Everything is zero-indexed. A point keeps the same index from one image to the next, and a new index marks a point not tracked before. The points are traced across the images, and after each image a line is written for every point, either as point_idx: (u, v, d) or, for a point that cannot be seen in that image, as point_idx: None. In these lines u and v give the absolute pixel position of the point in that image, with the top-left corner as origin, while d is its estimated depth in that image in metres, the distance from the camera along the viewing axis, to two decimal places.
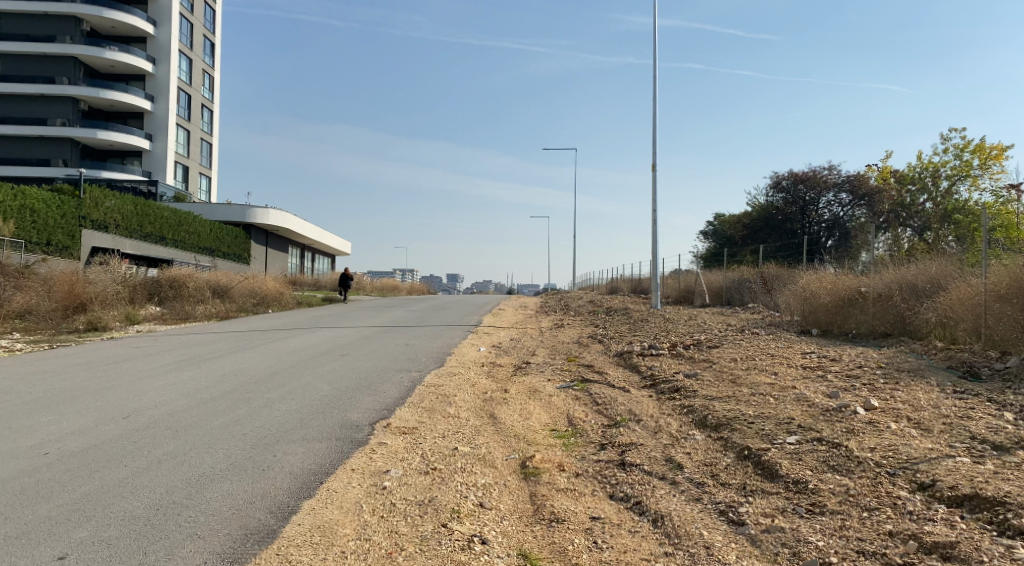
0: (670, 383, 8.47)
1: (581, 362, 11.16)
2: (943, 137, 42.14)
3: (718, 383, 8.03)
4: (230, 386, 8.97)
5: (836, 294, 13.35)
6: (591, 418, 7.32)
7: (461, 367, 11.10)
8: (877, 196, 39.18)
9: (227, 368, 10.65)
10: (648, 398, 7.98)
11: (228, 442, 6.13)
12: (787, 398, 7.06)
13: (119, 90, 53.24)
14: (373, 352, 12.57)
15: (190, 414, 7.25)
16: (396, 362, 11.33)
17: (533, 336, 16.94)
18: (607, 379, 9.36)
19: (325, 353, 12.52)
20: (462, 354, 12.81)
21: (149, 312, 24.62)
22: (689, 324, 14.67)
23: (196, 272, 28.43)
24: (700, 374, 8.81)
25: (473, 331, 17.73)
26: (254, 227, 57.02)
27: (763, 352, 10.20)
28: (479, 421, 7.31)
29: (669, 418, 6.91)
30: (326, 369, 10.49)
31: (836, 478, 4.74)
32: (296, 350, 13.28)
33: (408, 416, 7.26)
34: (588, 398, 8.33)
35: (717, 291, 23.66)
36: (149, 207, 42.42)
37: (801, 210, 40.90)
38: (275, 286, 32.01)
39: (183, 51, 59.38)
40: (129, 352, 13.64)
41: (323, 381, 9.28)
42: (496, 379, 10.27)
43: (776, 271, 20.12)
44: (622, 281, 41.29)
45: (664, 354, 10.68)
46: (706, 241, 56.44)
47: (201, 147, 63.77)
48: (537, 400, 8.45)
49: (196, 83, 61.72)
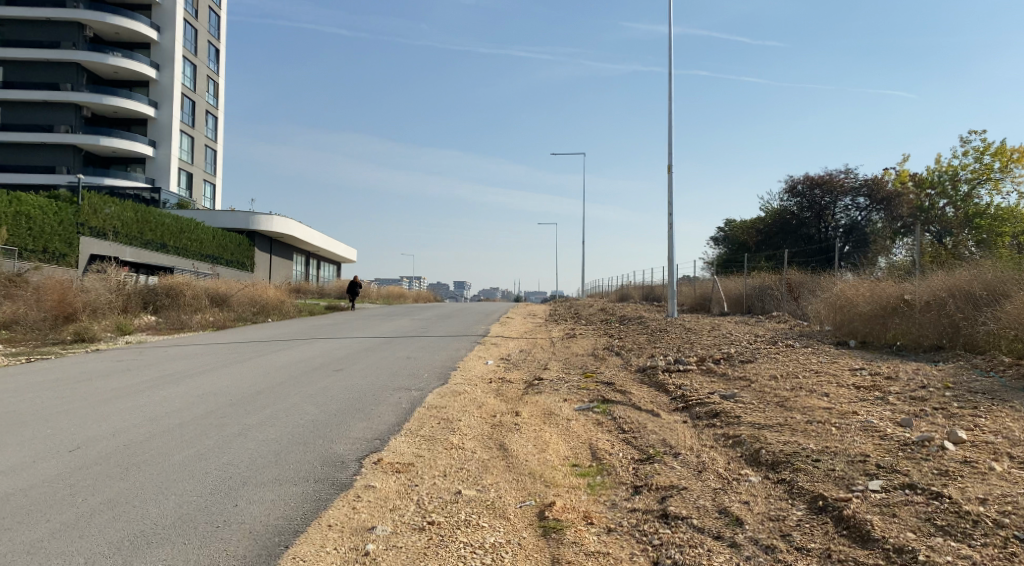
0: (706, 407, 7.37)
1: (599, 380, 10.06)
2: (962, 139, 40.88)
3: (763, 408, 6.94)
4: (205, 409, 7.95)
5: (875, 302, 12.23)
6: (618, 450, 6.24)
7: (467, 385, 10.03)
8: (895, 201, 38.08)
9: (207, 386, 9.63)
10: (682, 425, 6.89)
11: (183, 485, 5.08)
12: (851, 427, 5.96)
13: (122, 96, 52.57)
14: (371, 368, 11.52)
15: (150, 446, 6.24)
16: (395, 379, 10.29)
17: (545, 348, 15.84)
18: (631, 400, 8.26)
19: (321, 368, 11.50)
20: (467, 369, 11.73)
21: (143, 321, 23.68)
22: (714, 335, 13.56)
23: (193, 280, 27.50)
24: (739, 396, 7.70)
25: (480, 342, 16.65)
26: (258, 234, 56.20)
27: (805, 367, 9.08)
28: (486, 453, 6.24)
29: (712, 452, 5.82)
30: (317, 388, 9.45)
31: (951, 546, 3.65)
32: (289, 364, 12.27)
33: (404, 449, 6.21)
34: (612, 424, 7.24)
35: (736, 299, 22.52)
36: (151, 214, 41.60)
37: (816, 215, 39.84)
38: (275, 294, 31.04)
39: (187, 57, 58.67)
40: (110, 366, 12.65)
41: (311, 403, 8.22)
42: (506, 398, 9.20)
43: (802, 277, 19.00)
44: (633, 288, 40.16)
45: (692, 370, 9.61)
46: (717, 247, 55.26)
47: (205, 153, 63.09)
48: (553, 425, 7.37)
49: (200, 89, 61.08)
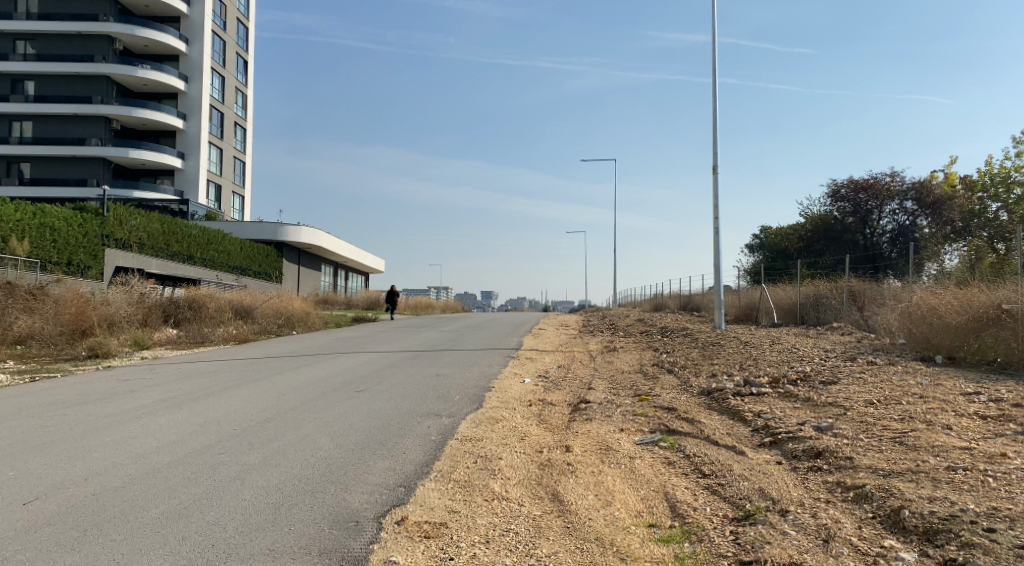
0: (802, 444, 6.03)
1: (657, 404, 8.75)
2: (1015, 140, 38.65)
3: (879, 446, 5.58)
4: (202, 444, 6.81)
5: (966, 313, 10.77)
6: (705, 505, 4.94)
7: (505, 410, 8.78)
8: (946, 203, 35.77)
9: (211, 413, 8.51)
10: (779, 469, 5.56)
11: (151, 558, 3.92)
12: (1014, 477, 4.55)
13: (151, 109, 52.56)
14: (397, 388, 10.30)
15: (124, 497, 5.09)
16: (422, 402, 9.10)
17: (586, 364, 14.51)
18: (703, 433, 6.93)
19: (340, 389, 10.31)
20: (504, 390, 10.46)
21: (163, 335, 22.79)
22: (777, 350, 12.17)
23: (216, 292, 26.69)
24: (839, 429, 6.35)
25: (515, 357, 15.42)
26: (286, 245, 55.70)
27: (904, 390, 7.67)
28: (537, 506, 4.98)
29: (833, 510, 4.49)
30: (335, 414, 8.29)
31: None
32: (306, 382, 11.15)
33: (435, 501, 4.96)
34: (687, 466, 5.93)
35: (788, 309, 20.98)
36: (178, 224, 41.16)
37: (862, 220, 37.95)
38: (301, 306, 30.15)
39: (215, 69, 58.59)
40: (113, 386, 11.58)
41: (325, 436, 7.04)
42: (551, 427, 7.91)
43: (865, 285, 17.44)
44: (668, 298, 38.61)
45: (767, 396, 8.23)
46: (753, 255, 53.51)
47: (233, 165, 62.94)
48: (613, 465, 6.09)
49: (227, 101, 60.99)
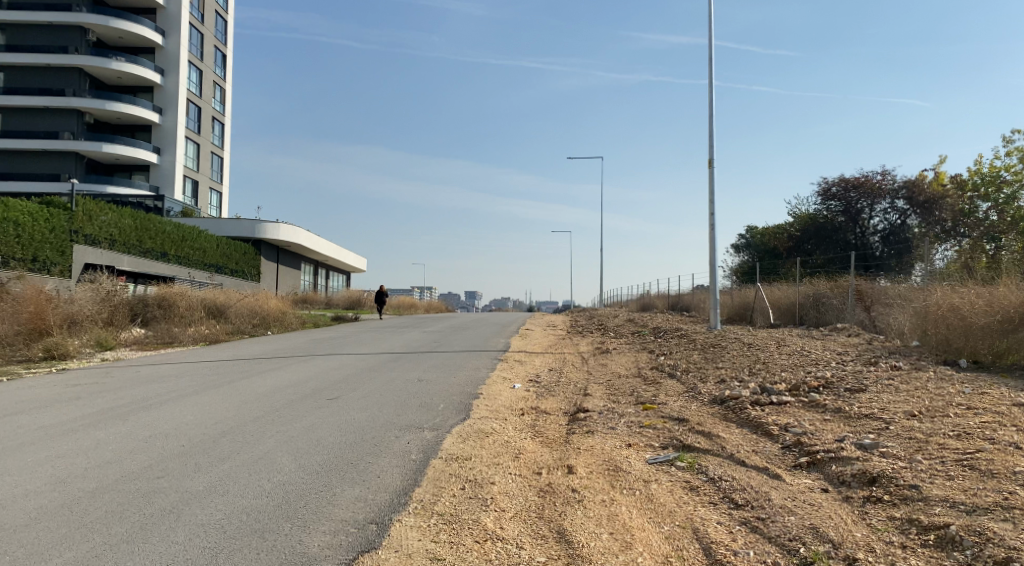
0: (849, 467, 5.10)
1: (665, 414, 7.81)
2: (1006, 138, 38.11)
3: (946, 471, 4.67)
4: (140, 465, 5.79)
5: (998, 314, 9.90)
6: (747, 548, 4.02)
7: (494, 421, 7.80)
8: (938, 203, 35.08)
9: (159, 425, 7.45)
10: (830, 499, 4.63)
11: None
12: None
13: (126, 102, 51.01)
14: (374, 396, 9.29)
15: (22, 539, 4.08)
16: (401, 412, 8.13)
17: (578, 367, 13.55)
18: (726, 453, 5.99)
19: (312, 397, 9.32)
20: (493, 397, 9.48)
21: (130, 336, 21.54)
22: (787, 354, 11.27)
23: (188, 290, 25.48)
24: (889, 449, 5.43)
25: (502, 360, 14.41)
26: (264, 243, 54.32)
27: (949, 400, 6.77)
28: (541, 551, 4.03)
29: (913, 560, 3.59)
30: (302, 427, 7.28)
31: None
32: (275, 388, 10.14)
33: (413, 546, 4.01)
34: (716, 495, 4.99)
35: (786, 310, 20.12)
36: (151, 221, 39.75)
37: (851, 219, 37.25)
38: (278, 305, 28.94)
39: (193, 63, 57.05)
40: (60, 391, 10.45)
41: (288, 455, 6.05)
42: (548, 441, 6.96)
43: (871, 285, 16.61)
44: (657, 297, 37.73)
45: (792, 406, 7.29)
46: (740, 254, 52.92)
47: (212, 160, 61.44)
48: (625, 492, 5.14)
49: (205, 95, 59.45)
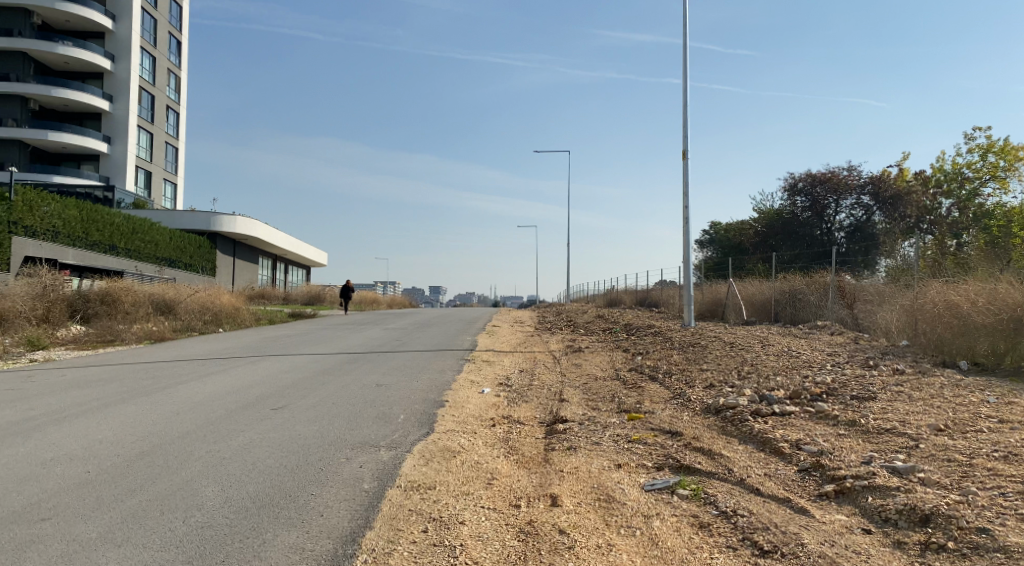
0: (892, 499, 4.26)
1: (653, 426, 6.94)
2: (968, 135, 38.09)
3: (1016, 508, 3.85)
4: (27, 501, 4.72)
5: (1001, 313, 9.24)
6: None
7: (461, 436, 6.84)
8: (902, 199, 34.94)
9: (67, 444, 6.32)
10: (880, 545, 3.78)
11: None
12: None
13: (74, 89, 48.61)
14: (326, 405, 8.26)
15: None
16: (354, 425, 7.12)
17: (550, 368, 12.60)
18: (733, 478, 5.12)
19: (256, 406, 8.24)
20: (460, 405, 8.51)
21: (67, 334, 20.01)
22: (776, 355, 10.50)
23: (132, 284, 23.84)
24: (931, 474, 4.61)
25: (469, 361, 13.44)
26: (219, 236, 52.34)
27: (976, 412, 6.00)
28: None
29: None
30: (238, 445, 6.22)
31: None
32: (215, 395, 9.02)
33: None
34: (736, 536, 4.11)
35: (761, 306, 19.45)
36: (98, 212, 37.78)
37: (818, 214, 36.94)
38: (230, 300, 27.39)
39: (145, 49, 54.65)
40: None
41: (213, 485, 5.02)
42: (524, 461, 6.03)
43: (853, 282, 15.94)
44: (624, 293, 37.01)
45: (797, 418, 6.47)
46: (704, 250, 52.68)
47: (165, 150, 59.13)
48: (623, 534, 4.22)
49: (158, 82, 57.09)
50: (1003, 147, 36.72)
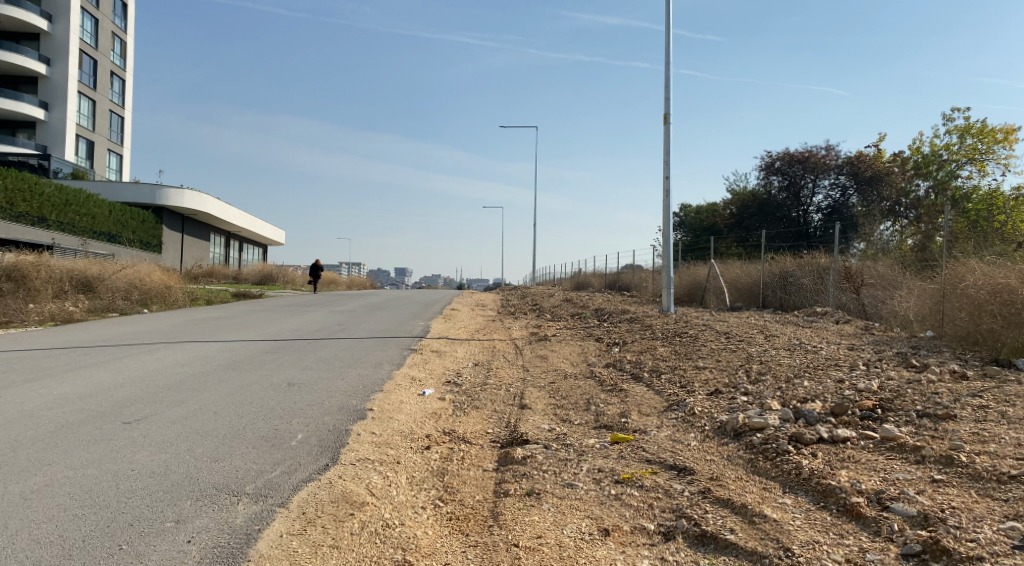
0: None
1: (647, 456, 4.91)
2: (947, 116, 36.59)
3: None
4: None
5: None
6: None
7: (371, 470, 4.72)
8: (880, 180, 33.47)
9: None
10: None
11: None
12: None
13: (7, 50, 44.91)
14: (206, 418, 6.06)
15: None
16: (222, 453, 4.93)
17: (510, 362, 10.48)
18: None
19: (104, 417, 5.99)
20: (386, 417, 6.35)
21: None
22: (786, 349, 8.51)
23: (46, 258, 21.05)
24: None
25: (415, 351, 11.27)
26: (166, 211, 49.11)
27: None
28: None
29: None
30: (21, 492, 4.01)
31: None
32: (61, 398, 6.72)
33: None
34: None
35: (747, 290, 17.59)
36: (25, 182, 34.54)
37: (794, 195, 35.37)
38: (163, 277, 24.79)
39: (86, 10, 50.63)
40: None
41: None
42: (462, 524, 3.94)
43: (861, 265, 13.97)
44: (593, 275, 35.05)
45: (861, 451, 4.46)
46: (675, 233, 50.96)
47: (111, 119, 55.42)
48: None
49: (102, 47, 53.21)
50: (981, 129, 35.42)
